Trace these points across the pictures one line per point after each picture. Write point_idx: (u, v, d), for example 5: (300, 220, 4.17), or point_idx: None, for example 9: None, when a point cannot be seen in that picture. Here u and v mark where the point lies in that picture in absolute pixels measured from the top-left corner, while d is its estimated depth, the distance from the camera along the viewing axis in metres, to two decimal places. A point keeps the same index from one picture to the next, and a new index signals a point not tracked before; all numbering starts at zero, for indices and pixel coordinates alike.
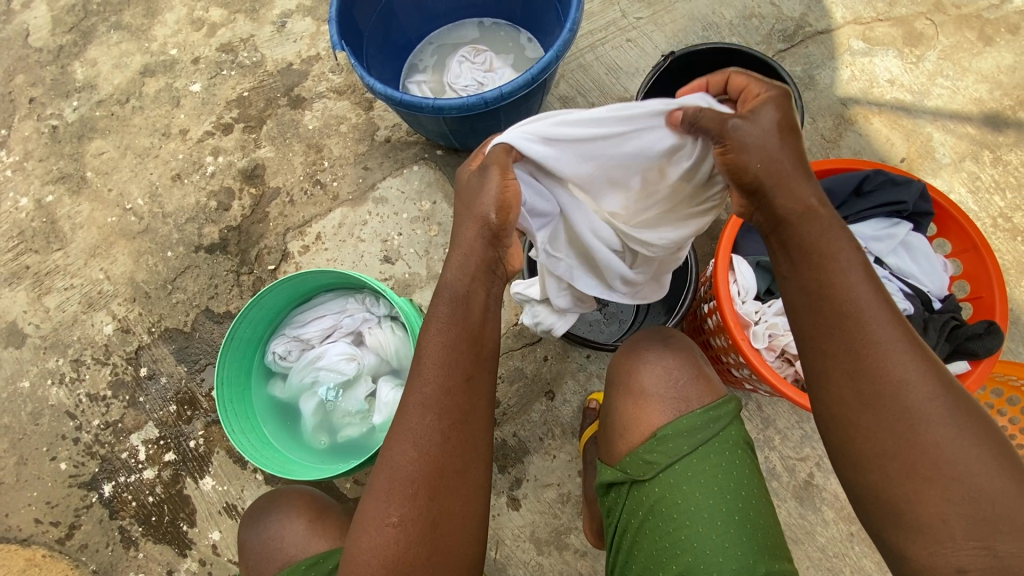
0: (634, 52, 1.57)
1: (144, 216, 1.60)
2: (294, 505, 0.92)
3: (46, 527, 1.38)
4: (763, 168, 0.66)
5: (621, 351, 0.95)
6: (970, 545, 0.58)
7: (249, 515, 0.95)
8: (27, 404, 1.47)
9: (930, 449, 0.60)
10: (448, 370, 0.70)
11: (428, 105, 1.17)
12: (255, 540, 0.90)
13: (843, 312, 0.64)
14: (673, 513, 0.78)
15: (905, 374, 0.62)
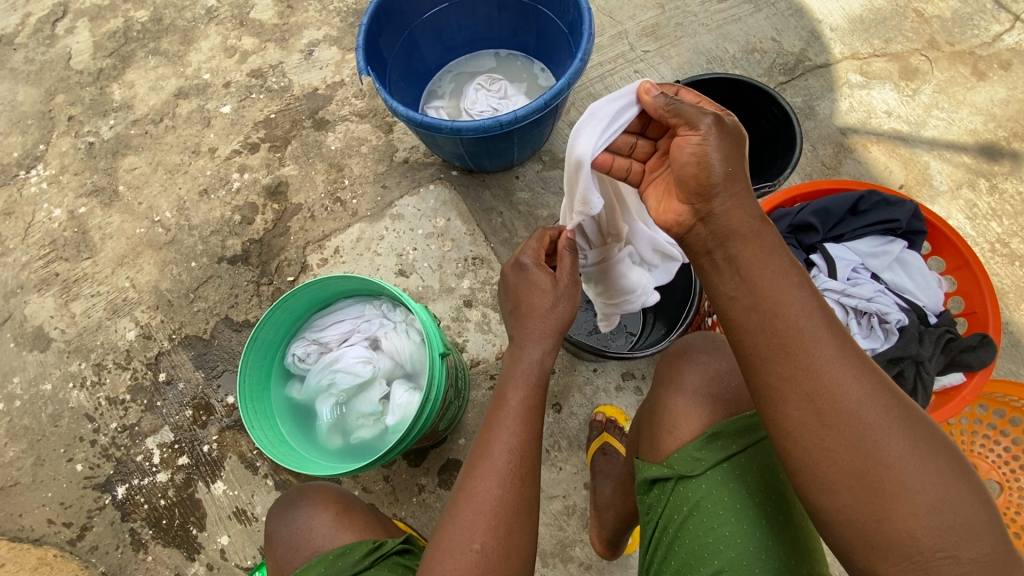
0: (642, 82, 1.66)
1: (170, 227, 1.67)
2: (320, 500, 0.94)
3: (58, 528, 1.40)
4: (727, 172, 0.72)
5: (670, 352, 0.92)
6: (936, 553, 0.60)
7: (276, 511, 0.96)
8: (48, 405, 1.52)
9: (891, 466, 0.62)
10: (547, 363, 0.83)
11: (447, 127, 1.25)
12: (286, 535, 0.92)
13: (791, 335, 0.67)
14: (717, 509, 0.74)
15: (856, 394, 0.64)
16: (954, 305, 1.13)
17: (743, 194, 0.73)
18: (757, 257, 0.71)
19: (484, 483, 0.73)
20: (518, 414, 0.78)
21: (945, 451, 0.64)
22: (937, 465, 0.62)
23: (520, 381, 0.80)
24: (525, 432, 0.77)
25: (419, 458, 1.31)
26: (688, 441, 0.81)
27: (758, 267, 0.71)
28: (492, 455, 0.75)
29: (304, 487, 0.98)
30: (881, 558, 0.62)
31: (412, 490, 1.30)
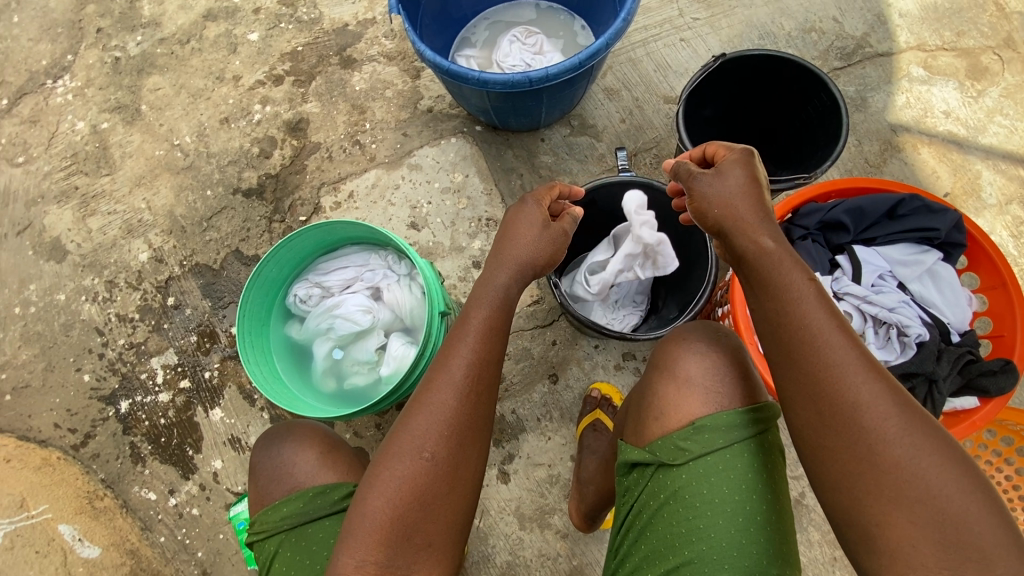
0: (686, 52, 1.57)
1: (189, 153, 1.66)
2: (304, 441, 0.96)
3: (63, 432, 1.45)
4: (721, 210, 0.79)
5: (668, 335, 0.89)
6: (936, 565, 0.59)
7: (261, 446, 0.98)
8: (61, 315, 1.56)
9: (898, 468, 0.62)
10: (507, 295, 0.86)
11: (473, 77, 1.19)
12: (269, 472, 0.94)
13: (805, 331, 0.69)
14: (695, 501, 0.74)
15: (862, 396, 0.65)
16: (980, 327, 1.07)
17: (743, 220, 0.77)
18: (775, 264, 0.74)
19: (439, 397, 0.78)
20: (476, 340, 0.80)
21: (965, 462, 0.62)
22: (951, 474, 0.61)
23: (482, 307, 0.83)
24: (481, 352, 0.80)
25: None
26: (674, 429, 0.79)
27: (771, 270, 0.74)
28: (450, 373, 0.78)
29: (297, 426, 1.00)
30: (875, 562, 0.62)
31: None
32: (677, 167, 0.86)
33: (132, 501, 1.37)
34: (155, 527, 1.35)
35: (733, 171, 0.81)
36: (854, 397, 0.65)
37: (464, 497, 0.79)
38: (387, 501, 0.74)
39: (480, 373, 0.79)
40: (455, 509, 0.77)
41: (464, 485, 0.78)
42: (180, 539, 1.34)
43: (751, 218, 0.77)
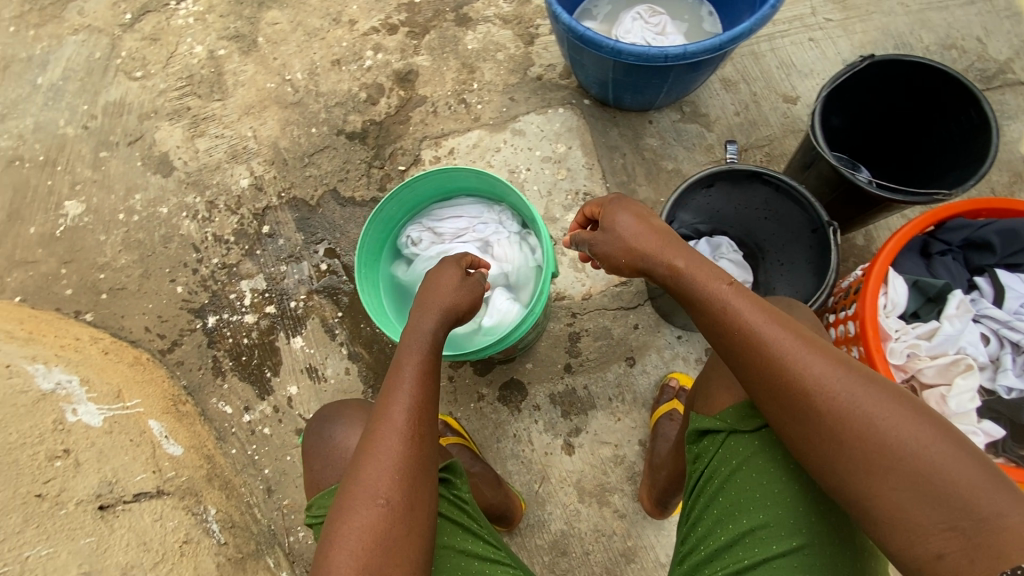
0: (813, 53, 1.54)
1: (299, 89, 1.69)
2: (354, 416, 1.04)
3: (152, 337, 1.52)
4: (627, 253, 0.88)
5: None
6: (935, 523, 0.61)
7: (311, 432, 1.05)
8: (161, 227, 1.63)
9: (868, 439, 0.65)
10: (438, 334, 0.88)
11: (608, 46, 1.17)
12: (322, 453, 1.01)
13: (739, 335, 0.74)
14: (762, 466, 0.78)
15: (817, 374, 0.69)
16: None
17: (652, 251, 0.86)
18: (704, 276, 0.80)
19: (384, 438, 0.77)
20: (411, 380, 0.81)
21: (924, 410, 0.66)
22: (914, 424, 0.65)
23: (416, 350, 0.84)
24: (418, 392, 0.80)
25: (486, 368, 1.37)
26: (738, 400, 0.82)
27: (701, 280, 0.80)
28: (392, 408, 0.79)
29: (346, 402, 1.09)
30: (889, 542, 0.64)
31: (471, 397, 1.36)
32: (577, 240, 0.98)
33: (209, 411, 1.44)
34: (228, 438, 1.41)
35: (617, 219, 0.90)
36: (801, 382, 0.70)
37: (423, 531, 0.75)
38: (348, 555, 0.70)
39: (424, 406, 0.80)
40: (420, 544, 0.74)
41: (422, 517, 0.75)
42: (250, 454, 1.40)
43: (659, 248, 0.85)
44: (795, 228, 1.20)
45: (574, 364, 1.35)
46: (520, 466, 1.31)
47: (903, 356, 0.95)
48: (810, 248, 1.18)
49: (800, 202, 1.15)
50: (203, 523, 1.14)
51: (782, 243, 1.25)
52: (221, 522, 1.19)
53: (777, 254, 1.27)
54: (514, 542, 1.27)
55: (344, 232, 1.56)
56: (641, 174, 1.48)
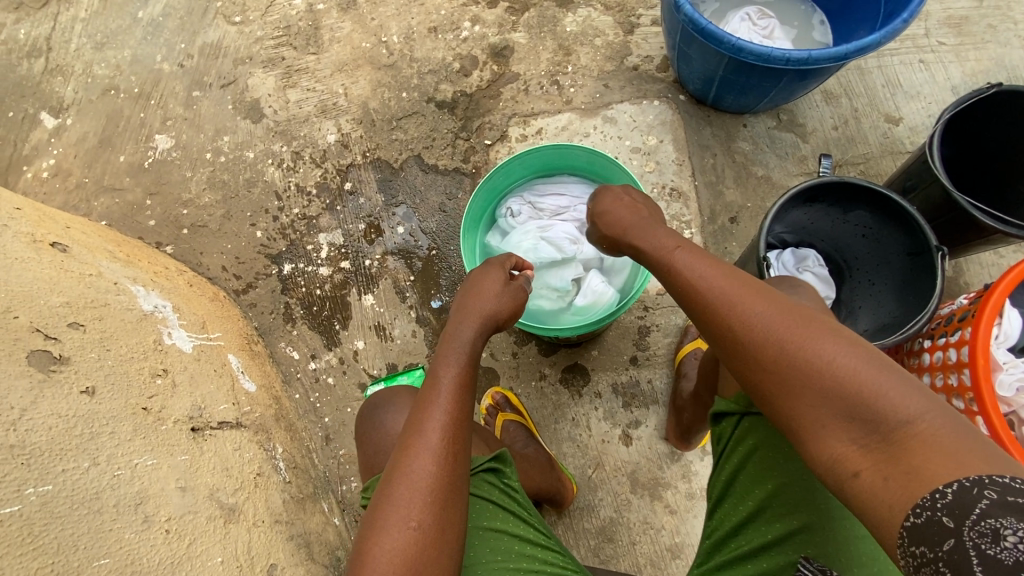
0: (923, 75, 1.49)
1: (394, 52, 1.70)
2: (407, 400, 1.08)
3: (229, 276, 1.57)
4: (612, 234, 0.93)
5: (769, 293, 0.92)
6: (848, 442, 0.62)
7: (364, 419, 1.08)
8: (246, 172, 1.66)
9: (784, 367, 0.67)
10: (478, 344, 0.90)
11: (728, 42, 1.17)
12: (377, 437, 1.04)
13: (685, 291, 0.79)
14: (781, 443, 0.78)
15: (753, 311, 0.71)
16: None
17: (632, 228, 0.92)
18: (664, 245, 0.86)
19: (418, 463, 0.77)
20: (449, 399, 0.81)
21: (844, 336, 0.66)
22: (838, 347, 0.65)
23: (452, 361, 0.86)
24: (455, 410, 0.81)
25: (550, 349, 1.38)
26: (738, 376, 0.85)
27: (665, 250, 0.85)
28: (426, 435, 0.78)
29: (398, 388, 1.13)
30: (823, 474, 0.64)
31: (533, 374, 1.37)
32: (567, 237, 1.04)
33: (277, 355, 1.48)
34: (293, 383, 1.45)
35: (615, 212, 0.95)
36: (735, 321, 0.72)
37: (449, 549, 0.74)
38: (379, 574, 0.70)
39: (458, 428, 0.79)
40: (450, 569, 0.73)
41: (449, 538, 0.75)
42: (312, 401, 1.44)
43: (637, 228, 0.91)
44: (894, 249, 1.13)
45: (641, 357, 1.35)
46: (575, 449, 1.32)
47: (1010, 389, 0.93)
48: (904, 273, 1.12)
49: (907, 224, 1.08)
50: (272, 459, 1.18)
51: (875, 261, 1.19)
52: (286, 461, 1.23)
53: (867, 271, 1.21)
54: (561, 523, 1.29)
55: (423, 198, 1.57)
56: (730, 177, 1.46)
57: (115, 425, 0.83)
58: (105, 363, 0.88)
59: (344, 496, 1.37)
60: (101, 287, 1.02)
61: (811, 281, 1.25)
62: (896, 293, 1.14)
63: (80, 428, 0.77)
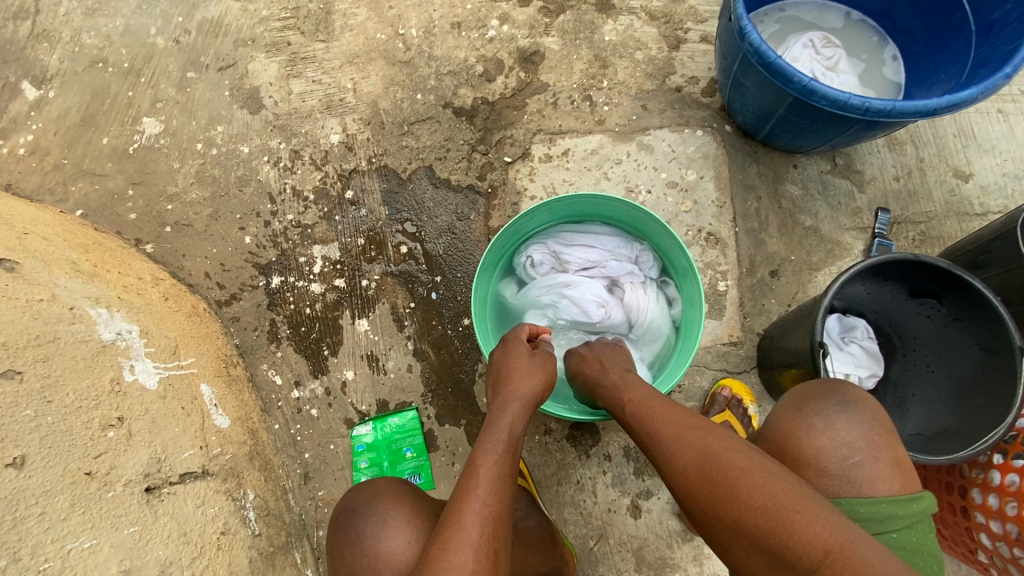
0: (1000, 127, 1.33)
1: (411, 47, 1.53)
2: (387, 508, 0.90)
3: (211, 285, 1.43)
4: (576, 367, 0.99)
5: (791, 400, 0.82)
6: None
7: (340, 523, 0.92)
8: (238, 168, 1.51)
9: (725, 513, 0.67)
10: (517, 430, 0.85)
11: (800, 82, 1.02)
12: (352, 557, 0.87)
13: (635, 420, 0.82)
14: None
15: (684, 450, 0.73)
16: None
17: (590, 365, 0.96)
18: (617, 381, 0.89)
19: (458, 558, 0.69)
20: (485, 491, 0.75)
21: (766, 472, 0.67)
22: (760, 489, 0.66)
23: (490, 449, 0.80)
24: (494, 503, 0.74)
25: None
26: None
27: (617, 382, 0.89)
28: (464, 530, 0.71)
29: (376, 483, 0.97)
30: None
31: (537, 429, 1.24)
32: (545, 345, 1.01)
33: (258, 378, 1.35)
34: (273, 412, 1.33)
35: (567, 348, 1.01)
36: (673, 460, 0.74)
37: None
38: None
39: (497, 527, 0.73)
40: None
41: None
42: (292, 434, 1.31)
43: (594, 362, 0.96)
44: (964, 337, 1.01)
45: None
46: (578, 517, 1.20)
47: None
48: (974, 366, 1.00)
49: (983, 313, 0.97)
50: (241, 510, 1.06)
51: (939, 347, 1.06)
52: (258, 509, 1.11)
53: (928, 357, 1.08)
54: None
55: (431, 216, 1.42)
56: (774, 224, 1.31)
57: (46, 501, 0.71)
58: (43, 421, 0.76)
59: (319, 543, 1.26)
60: (52, 316, 0.89)
61: (857, 355, 1.12)
62: (955, 390, 1.02)
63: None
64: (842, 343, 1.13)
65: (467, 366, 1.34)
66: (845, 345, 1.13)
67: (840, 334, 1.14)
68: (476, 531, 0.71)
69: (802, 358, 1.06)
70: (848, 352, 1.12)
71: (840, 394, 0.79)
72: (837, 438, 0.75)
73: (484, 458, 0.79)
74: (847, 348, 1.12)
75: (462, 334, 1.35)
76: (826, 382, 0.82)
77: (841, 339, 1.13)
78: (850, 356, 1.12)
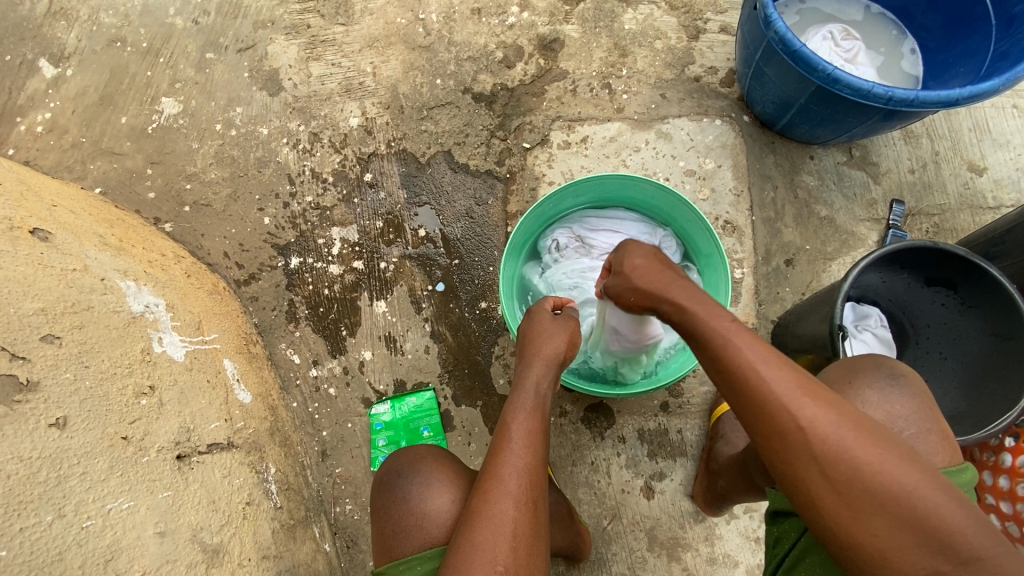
0: (1014, 122, 1.35)
1: (431, 32, 1.54)
2: (430, 470, 0.94)
3: (230, 264, 1.44)
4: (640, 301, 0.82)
5: (832, 373, 0.84)
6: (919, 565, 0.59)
7: (386, 484, 0.95)
8: (258, 150, 1.51)
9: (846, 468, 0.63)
10: (545, 391, 0.88)
11: (824, 70, 1.03)
12: (397, 515, 0.91)
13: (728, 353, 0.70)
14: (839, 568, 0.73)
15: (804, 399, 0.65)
16: None
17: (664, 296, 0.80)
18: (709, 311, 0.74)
19: (500, 506, 0.75)
20: (521, 444, 0.81)
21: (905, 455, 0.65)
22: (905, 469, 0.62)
23: (521, 409, 0.85)
24: (530, 456, 0.80)
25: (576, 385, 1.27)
26: None
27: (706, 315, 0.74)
28: (504, 482, 0.77)
29: (416, 449, 1.00)
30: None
31: (553, 410, 1.25)
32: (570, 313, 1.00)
33: (277, 357, 1.36)
34: (291, 390, 1.34)
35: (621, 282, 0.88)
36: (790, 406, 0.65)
37: None
38: None
39: (534, 477, 0.78)
40: None
41: None
42: (310, 412, 1.33)
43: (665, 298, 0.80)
44: (977, 325, 1.03)
45: (672, 404, 1.24)
46: (592, 497, 1.22)
47: None
48: (987, 353, 1.02)
49: (998, 300, 0.99)
50: (264, 483, 1.07)
51: (951, 335, 1.08)
52: (279, 482, 1.13)
53: (940, 344, 1.10)
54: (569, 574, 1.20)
55: (449, 201, 1.44)
56: (789, 214, 1.33)
57: (87, 462, 0.72)
58: (82, 385, 0.77)
59: (335, 519, 1.28)
60: (86, 285, 0.91)
61: (870, 342, 1.14)
62: (970, 375, 1.04)
63: (44, 473, 0.67)
64: (856, 330, 1.16)
65: (484, 348, 1.35)
66: (859, 332, 1.15)
67: (853, 322, 1.17)
68: (514, 482, 0.77)
69: (818, 343, 1.08)
70: (862, 339, 1.14)
71: (890, 367, 0.81)
72: (889, 411, 0.78)
73: (517, 418, 0.84)
74: (862, 336, 1.15)
75: (479, 317, 1.36)
76: (872, 357, 0.84)
77: (855, 327, 1.16)
78: (865, 343, 1.14)
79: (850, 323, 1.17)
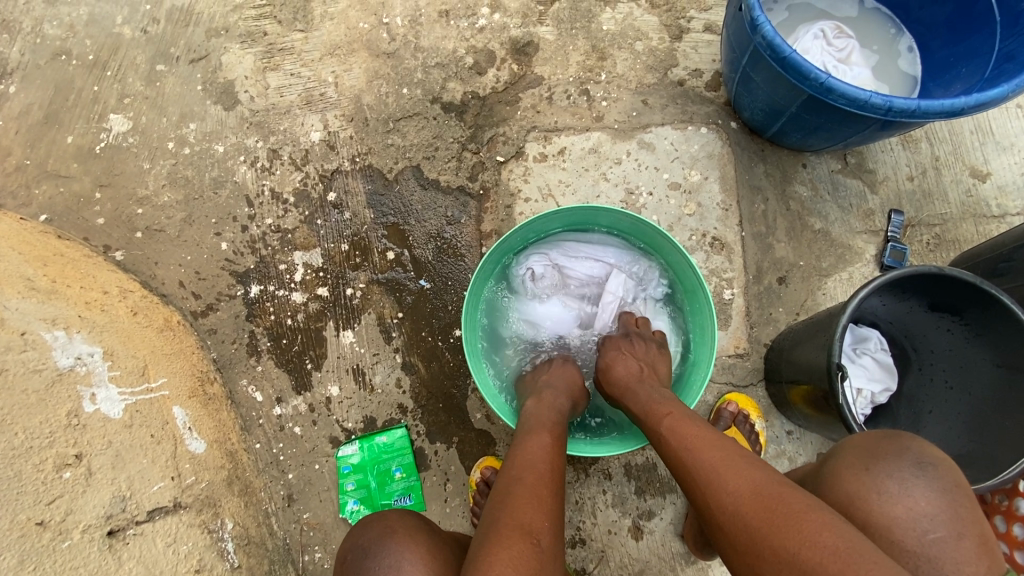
0: (1018, 124, 1.26)
1: (396, 37, 1.43)
2: (399, 552, 0.84)
3: (186, 295, 1.34)
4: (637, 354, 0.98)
5: (849, 450, 0.74)
6: None
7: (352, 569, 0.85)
8: (212, 169, 1.41)
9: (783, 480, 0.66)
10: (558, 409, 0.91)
11: (817, 78, 0.94)
12: None
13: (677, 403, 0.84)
14: None
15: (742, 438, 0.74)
16: None
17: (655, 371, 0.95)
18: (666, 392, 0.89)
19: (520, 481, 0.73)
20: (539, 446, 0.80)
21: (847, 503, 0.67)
22: None
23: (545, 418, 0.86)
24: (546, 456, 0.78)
25: None
26: None
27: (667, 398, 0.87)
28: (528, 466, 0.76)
29: (385, 520, 0.90)
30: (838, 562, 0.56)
31: None
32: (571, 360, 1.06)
33: (238, 395, 1.27)
34: (254, 431, 1.25)
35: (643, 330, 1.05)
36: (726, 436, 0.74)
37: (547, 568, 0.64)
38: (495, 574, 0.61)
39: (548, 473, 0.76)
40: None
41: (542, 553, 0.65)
42: (274, 453, 1.25)
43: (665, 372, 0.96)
44: (983, 354, 0.96)
45: None
46: (577, 539, 1.14)
47: None
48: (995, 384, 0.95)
49: (1008, 330, 0.91)
50: (218, 543, 0.99)
51: (957, 363, 1.00)
52: (236, 538, 1.04)
53: (944, 372, 1.02)
54: None
55: (419, 220, 1.34)
56: (781, 228, 1.25)
57: None
58: None
59: (304, 568, 1.21)
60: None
61: (870, 370, 1.06)
62: (979, 410, 0.96)
63: None
64: (855, 356, 1.07)
65: (459, 379, 1.27)
66: (858, 358, 1.07)
67: (851, 346, 1.08)
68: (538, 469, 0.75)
69: (813, 375, 1.00)
70: (862, 366, 1.06)
71: (918, 454, 0.70)
72: (910, 507, 0.66)
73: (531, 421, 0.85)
74: (862, 363, 1.06)
75: (453, 346, 1.28)
76: (897, 437, 0.73)
77: (853, 352, 1.08)
78: (865, 372, 1.06)
79: (849, 348, 1.08)
